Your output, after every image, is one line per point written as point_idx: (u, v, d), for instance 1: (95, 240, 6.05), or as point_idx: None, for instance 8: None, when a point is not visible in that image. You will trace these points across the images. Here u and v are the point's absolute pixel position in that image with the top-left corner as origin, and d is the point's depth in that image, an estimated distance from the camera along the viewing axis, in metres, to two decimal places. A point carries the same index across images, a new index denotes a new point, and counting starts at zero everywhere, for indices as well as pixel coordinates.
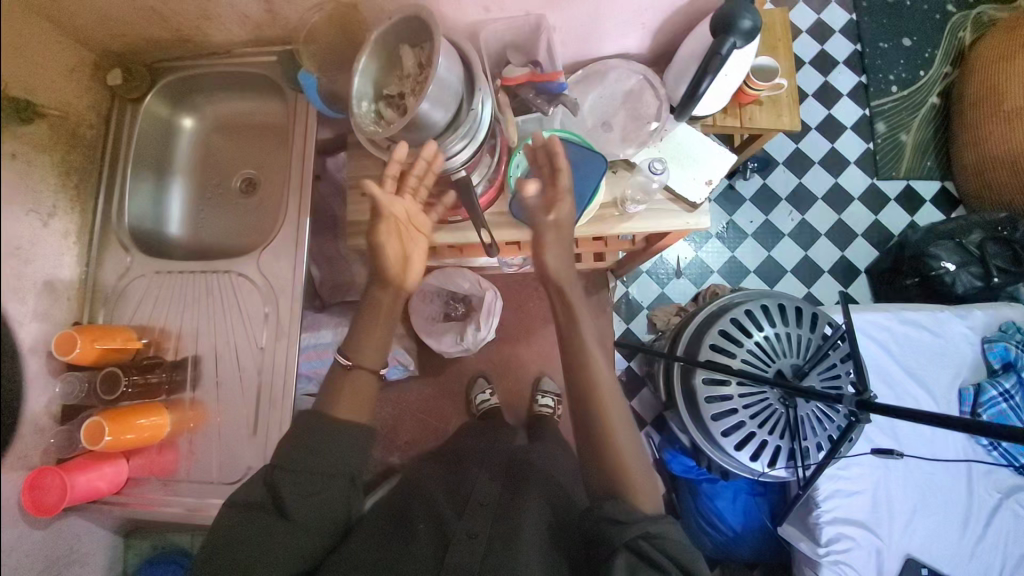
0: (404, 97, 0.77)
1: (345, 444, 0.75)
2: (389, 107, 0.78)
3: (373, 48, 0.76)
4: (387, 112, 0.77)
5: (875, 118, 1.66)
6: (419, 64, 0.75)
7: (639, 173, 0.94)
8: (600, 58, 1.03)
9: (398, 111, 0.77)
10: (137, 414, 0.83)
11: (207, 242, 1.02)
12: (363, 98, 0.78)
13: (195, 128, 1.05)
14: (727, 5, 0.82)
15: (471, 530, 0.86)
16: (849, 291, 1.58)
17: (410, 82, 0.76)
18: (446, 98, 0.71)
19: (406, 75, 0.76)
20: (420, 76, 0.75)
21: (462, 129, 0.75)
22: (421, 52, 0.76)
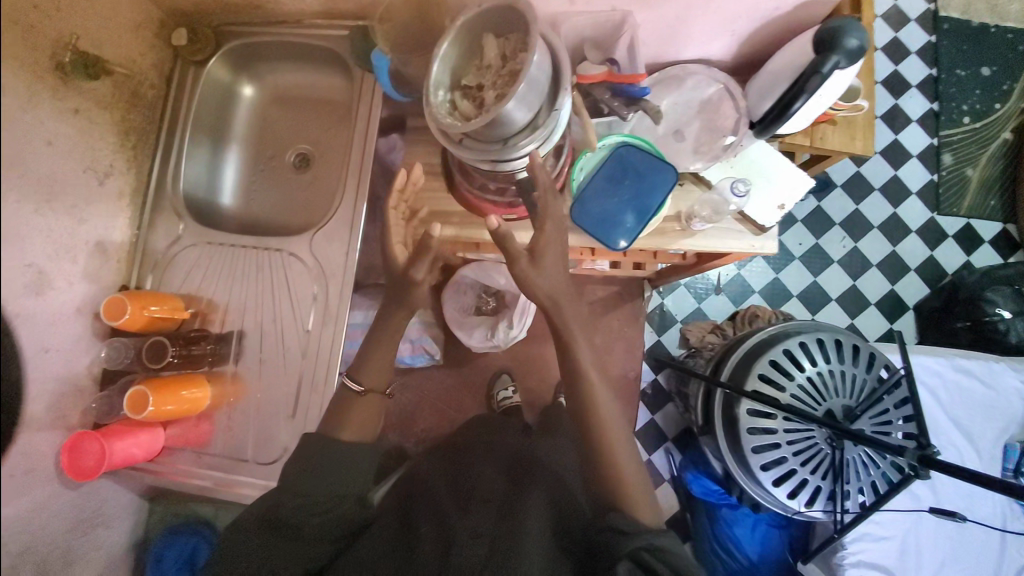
0: (482, 91, 0.73)
1: (352, 466, 0.77)
2: (465, 99, 0.74)
3: (457, 35, 0.72)
4: (462, 105, 0.73)
5: (941, 149, 1.59)
6: (503, 58, 0.72)
7: (715, 191, 0.90)
8: (679, 63, 0.98)
9: (474, 104, 0.73)
10: (182, 385, 0.82)
11: (258, 216, 1.00)
12: (440, 87, 0.74)
13: (255, 97, 1.03)
14: (834, 22, 0.77)
15: (472, 530, 0.77)
16: (894, 327, 1.53)
17: (491, 75, 0.72)
18: (531, 96, 0.67)
19: (487, 67, 0.73)
20: (503, 70, 0.72)
21: (540, 131, 0.71)
22: (506, 45, 0.72)
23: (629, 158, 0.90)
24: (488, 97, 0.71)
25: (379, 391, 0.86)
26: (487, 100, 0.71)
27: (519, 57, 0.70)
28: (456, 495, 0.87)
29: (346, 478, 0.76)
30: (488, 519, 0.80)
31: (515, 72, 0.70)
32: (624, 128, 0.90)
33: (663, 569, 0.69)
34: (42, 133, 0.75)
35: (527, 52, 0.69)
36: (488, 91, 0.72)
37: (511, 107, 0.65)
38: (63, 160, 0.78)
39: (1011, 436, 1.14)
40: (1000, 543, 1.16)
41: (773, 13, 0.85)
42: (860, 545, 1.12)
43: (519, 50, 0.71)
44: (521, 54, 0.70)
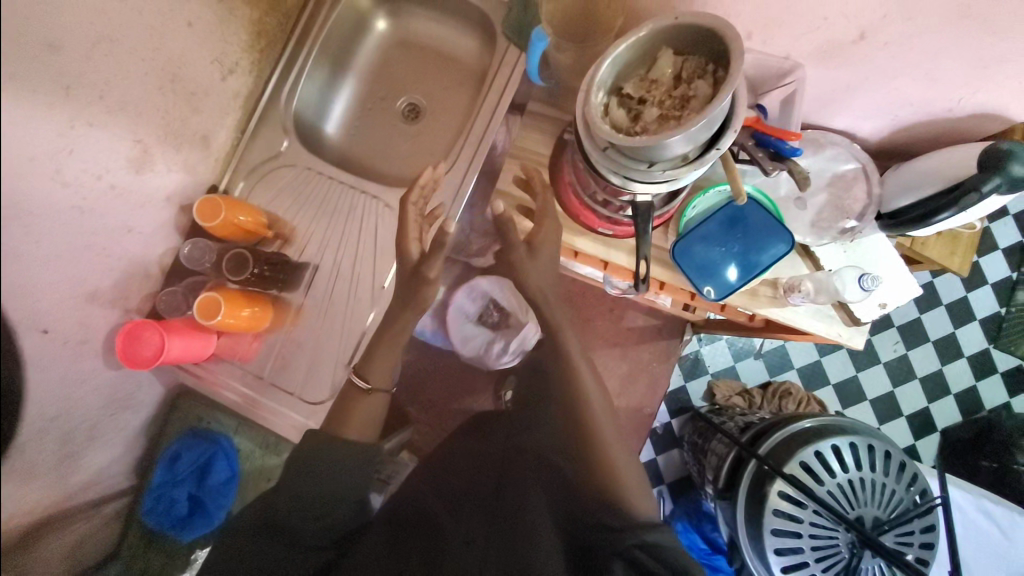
0: (640, 105, 0.70)
1: (349, 466, 0.77)
2: (619, 108, 0.70)
3: (638, 41, 0.68)
4: (616, 113, 0.70)
5: (1019, 285, 1.55)
6: (677, 80, 0.69)
7: (831, 275, 0.88)
8: (822, 128, 0.94)
9: (628, 116, 0.70)
10: (245, 302, 0.80)
11: (358, 152, 0.98)
12: (600, 87, 0.71)
13: (385, 35, 1.00)
14: (1005, 143, 0.74)
15: (466, 533, 0.80)
16: (916, 443, 1.51)
17: (657, 94, 0.69)
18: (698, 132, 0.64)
19: (654, 83, 0.70)
20: (672, 92, 0.69)
21: (680, 169, 0.67)
22: (683, 66, 0.69)
23: (746, 214, 0.87)
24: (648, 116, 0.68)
25: (384, 391, 0.83)
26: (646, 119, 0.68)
27: (696, 86, 0.66)
28: (447, 496, 0.84)
29: (343, 487, 0.75)
30: (483, 522, 0.81)
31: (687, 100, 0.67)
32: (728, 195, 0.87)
33: (657, 565, 0.68)
34: (183, 14, 0.73)
35: (707, 85, 0.66)
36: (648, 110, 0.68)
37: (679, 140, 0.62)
38: (195, 45, 0.76)
39: None
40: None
41: (945, 114, 0.81)
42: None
43: (696, 77, 0.67)
44: (699, 81, 0.67)
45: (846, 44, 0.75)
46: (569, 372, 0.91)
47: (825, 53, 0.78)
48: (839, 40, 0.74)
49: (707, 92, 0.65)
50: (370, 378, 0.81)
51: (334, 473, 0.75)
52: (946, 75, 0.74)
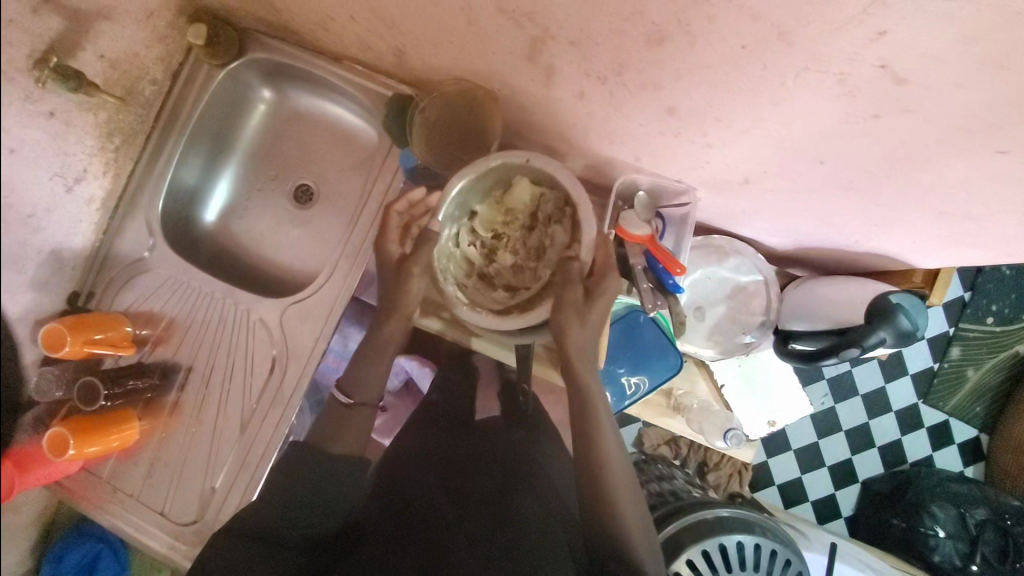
0: (495, 240, 0.77)
1: (335, 480, 0.73)
2: (476, 243, 0.77)
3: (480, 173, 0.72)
4: (471, 250, 0.77)
5: (953, 341, 1.54)
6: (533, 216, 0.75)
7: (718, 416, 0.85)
8: (728, 233, 0.90)
9: (484, 253, 0.78)
10: (106, 425, 0.77)
11: (242, 244, 0.90)
12: (449, 221, 0.74)
13: (269, 115, 0.90)
14: (890, 295, 0.71)
15: (467, 532, 0.74)
16: (836, 493, 1.53)
17: (513, 229, 0.76)
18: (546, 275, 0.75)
19: (507, 217, 0.76)
20: (529, 233, 0.76)
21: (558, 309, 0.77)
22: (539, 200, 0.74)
23: (643, 329, 0.84)
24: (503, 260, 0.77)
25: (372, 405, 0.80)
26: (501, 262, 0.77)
27: (551, 233, 0.74)
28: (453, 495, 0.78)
29: (336, 490, 0.73)
30: (487, 522, 0.75)
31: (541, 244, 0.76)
32: (658, 310, 0.82)
33: None
34: None
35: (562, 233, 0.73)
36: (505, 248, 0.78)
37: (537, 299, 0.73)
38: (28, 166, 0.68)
39: None
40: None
41: (844, 245, 0.76)
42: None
43: (552, 221, 0.74)
44: (554, 226, 0.74)
45: (732, 182, 0.70)
46: (587, 436, 0.72)
47: (713, 184, 0.73)
48: (725, 178, 0.69)
49: (563, 240, 0.73)
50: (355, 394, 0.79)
51: (327, 488, 0.72)
52: (837, 222, 0.69)
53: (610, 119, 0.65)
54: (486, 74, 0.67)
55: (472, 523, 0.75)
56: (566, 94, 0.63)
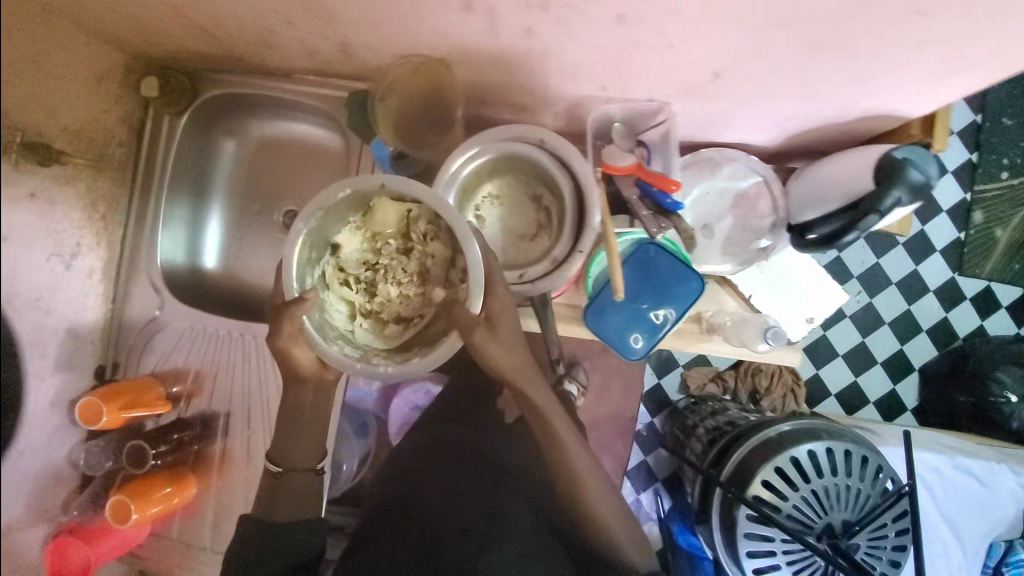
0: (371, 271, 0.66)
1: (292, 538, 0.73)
2: (346, 283, 0.66)
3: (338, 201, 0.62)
4: (348, 293, 0.66)
5: (973, 206, 1.50)
6: (402, 236, 0.65)
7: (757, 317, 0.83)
8: (716, 144, 0.89)
9: (361, 289, 0.66)
10: (159, 484, 0.78)
11: (249, 286, 0.91)
12: (312, 264, 0.64)
13: (237, 151, 0.91)
14: (896, 151, 0.69)
15: (460, 525, 0.74)
16: (896, 388, 1.48)
17: (385, 256, 0.66)
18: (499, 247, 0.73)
19: (378, 243, 0.65)
20: (406, 256, 0.65)
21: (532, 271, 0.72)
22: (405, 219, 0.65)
23: (658, 259, 0.79)
24: (383, 291, 0.66)
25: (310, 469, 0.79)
26: (382, 296, 0.66)
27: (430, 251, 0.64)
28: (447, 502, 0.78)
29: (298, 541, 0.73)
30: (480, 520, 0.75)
31: (418, 264, 0.66)
32: (663, 233, 0.82)
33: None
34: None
35: (442, 247, 0.64)
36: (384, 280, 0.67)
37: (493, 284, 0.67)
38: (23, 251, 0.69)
39: (997, 533, 1.15)
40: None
41: (835, 116, 0.73)
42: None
43: (428, 238, 0.64)
44: (430, 243, 0.65)
45: (703, 83, 0.68)
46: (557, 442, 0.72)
47: (686, 92, 0.72)
48: (695, 81, 0.68)
49: (446, 255, 0.64)
50: (283, 462, 0.76)
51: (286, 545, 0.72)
52: (819, 93, 0.67)
53: (568, 48, 0.64)
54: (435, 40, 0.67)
55: (464, 519, 0.75)
56: (517, 36, 0.62)
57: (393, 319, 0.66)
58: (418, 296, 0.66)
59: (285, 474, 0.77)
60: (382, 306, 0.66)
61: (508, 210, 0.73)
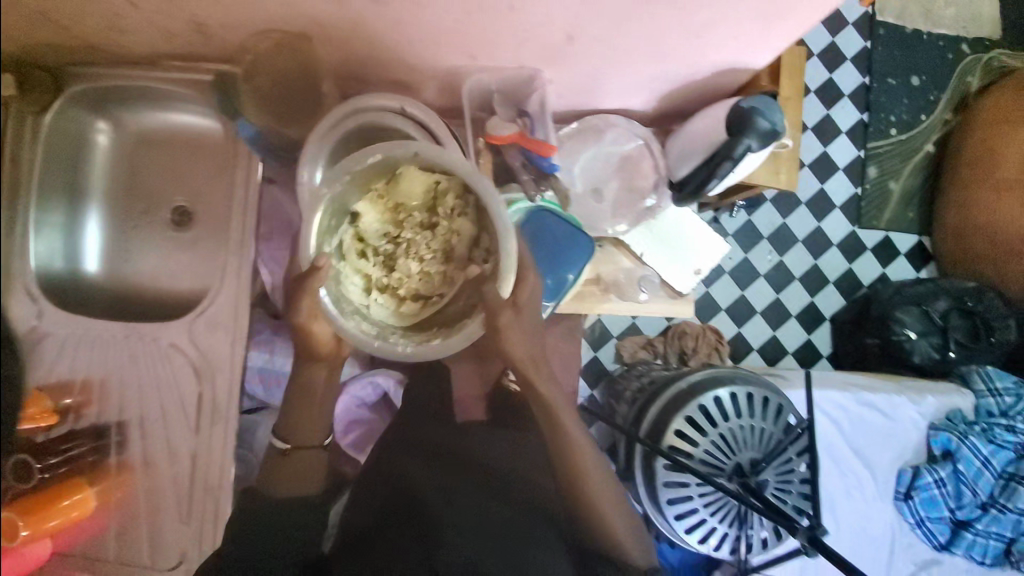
0: (393, 245, 0.67)
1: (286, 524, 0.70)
2: (367, 255, 0.66)
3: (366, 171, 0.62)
4: (369, 266, 0.66)
5: (868, 161, 1.60)
6: (428, 210, 0.67)
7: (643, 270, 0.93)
8: (598, 112, 0.92)
9: (379, 262, 0.66)
10: (58, 496, 0.64)
11: (140, 285, 0.88)
12: (330, 232, 0.63)
13: (112, 143, 0.86)
14: (745, 102, 0.74)
15: (456, 519, 0.73)
16: (811, 338, 1.58)
17: (408, 231, 0.67)
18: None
19: (400, 216, 0.66)
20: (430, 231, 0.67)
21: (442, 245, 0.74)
22: (431, 193, 0.66)
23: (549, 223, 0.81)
24: (403, 266, 0.67)
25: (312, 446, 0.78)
26: (402, 271, 0.67)
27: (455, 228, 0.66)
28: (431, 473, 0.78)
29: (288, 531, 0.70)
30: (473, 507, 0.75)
31: (441, 241, 0.67)
32: (543, 195, 0.82)
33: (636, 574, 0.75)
34: None
35: (468, 225, 0.65)
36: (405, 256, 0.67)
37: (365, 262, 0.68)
38: None
39: (904, 462, 1.23)
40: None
41: (692, 71, 0.77)
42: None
43: (454, 215, 0.66)
44: (454, 220, 0.66)
45: (561, 46, 0.71)
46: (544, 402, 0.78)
47: (549, 57, 0.74)
48: (553, 44, 0.71)
49: (470, 234, 0.66)
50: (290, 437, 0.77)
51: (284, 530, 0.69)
52: (669, 48, 0.71)
53: (423, 13, 0.65)
54: (290, 14, 0.66)
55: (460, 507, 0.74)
56: (367, 4, 0.63)
57: (410, 294, 0.66)
58: (443, 276, 0.67)
59: (293, 450, 0.77)
60: (399, 283, 0.66)
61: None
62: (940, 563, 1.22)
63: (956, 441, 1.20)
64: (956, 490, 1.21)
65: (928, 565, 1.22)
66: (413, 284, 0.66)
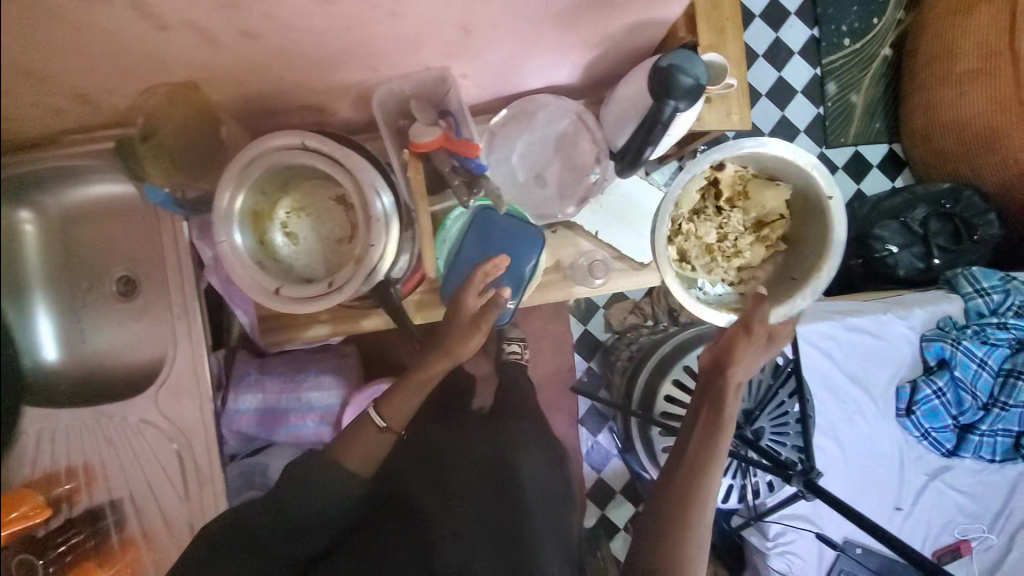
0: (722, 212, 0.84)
1: (316, 486, 0.76)
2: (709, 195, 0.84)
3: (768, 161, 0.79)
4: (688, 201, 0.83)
5: (826, 79, 1.55)
6: (758, 221, 0.84)
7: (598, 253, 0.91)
8: (526, 92, 0.88)
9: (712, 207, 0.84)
10: None
11: (96, 366, 0.68)
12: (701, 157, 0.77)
13: (37, 219, 0.52)
14: (667, 59, 0.70)
15: (455, 526, 0.74)
16: None
17: (734, 215, 0.84)
18: (319, 260, 0.69)
19: (747, 211, 0.84)
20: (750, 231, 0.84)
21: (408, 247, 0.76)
22: (771, 213, 0.83)
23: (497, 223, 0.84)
24: (704, 229, 0.84)
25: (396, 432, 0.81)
26: (700, 229, 0.84)
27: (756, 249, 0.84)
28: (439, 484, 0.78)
29: (322, 494, 0.75)
30: (474, 519, 0.76)
31: (746, 245, 0.84)
32: (475, 198, 0.81)
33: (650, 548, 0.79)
34: None
35: (763, 254, 0.84)
36: (708, 217, 0.85)
37: (310, 307, 0.61)
38: None
39: (901, 378, 1.24)
40: (919, 492, 1.23)
41: (605, 37, 0.74)
42: (788, 524, 1.19)
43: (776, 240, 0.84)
44: (765, 242, 0.84)
45: (457, 40, 0.68)
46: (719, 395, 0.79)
47: (453, 52, 0.71)
48: (449, 40, 0.68)
49: (757, 259, 0.85)
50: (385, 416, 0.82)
51: (320, 493, 0.75)
52: (568, 19, 0.67)
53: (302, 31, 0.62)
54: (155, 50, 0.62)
55: (466, 523, 0.75)
56: (250, 35, 0.60)
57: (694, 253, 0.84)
58: (747, 266, 0.85)
59: (389, 429, 0.81)
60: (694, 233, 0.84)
61: (316, 219, 0.69)
62: (951, 468, 1.25)
63: (950, 348, 1.19)
64: (956, 397, 1.20)
65: (940, 472, 1.24)
66: (696, 247, 0.84)
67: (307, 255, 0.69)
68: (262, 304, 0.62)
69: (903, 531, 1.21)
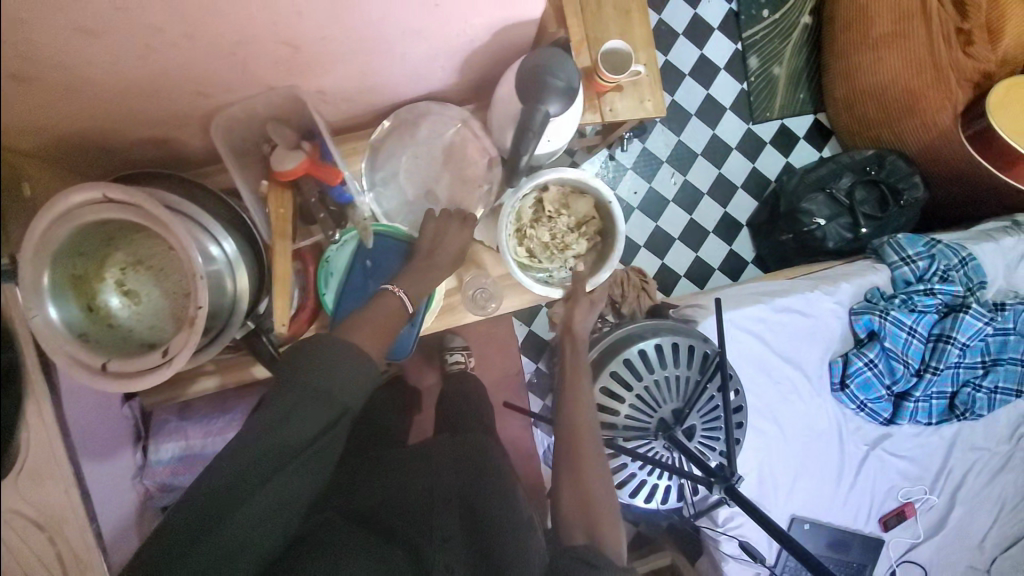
0: (548, 218, 0.83)
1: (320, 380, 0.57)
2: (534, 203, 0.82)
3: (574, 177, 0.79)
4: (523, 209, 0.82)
5: (747, 52, 1.51)
6: (579, 223, 0.83)
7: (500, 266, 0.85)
8: (406, 102, 0.81)
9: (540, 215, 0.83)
10: None
11: None
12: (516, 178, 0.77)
13: None
14: (536, 57, 0.66)
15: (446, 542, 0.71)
16: (733, 248, 1.54)
17: (561, 220, 0.83)
18: (166, 319, 0.60)
19: (569, 215, 0.83)
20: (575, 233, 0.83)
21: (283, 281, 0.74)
22: (588, 216, 0.83)
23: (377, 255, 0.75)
24: (540, 233, 0.83)
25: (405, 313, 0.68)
26: (539, 232, 0.83)
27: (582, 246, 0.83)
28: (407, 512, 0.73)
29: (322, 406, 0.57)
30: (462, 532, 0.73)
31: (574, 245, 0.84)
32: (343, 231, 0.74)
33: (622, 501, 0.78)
34: None
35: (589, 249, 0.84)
36: (543, 218, 0.83)
37: (149, 382, 0.55)
38: None
39: (833, 353, 1.23)
40: (861, 462, 1.24)
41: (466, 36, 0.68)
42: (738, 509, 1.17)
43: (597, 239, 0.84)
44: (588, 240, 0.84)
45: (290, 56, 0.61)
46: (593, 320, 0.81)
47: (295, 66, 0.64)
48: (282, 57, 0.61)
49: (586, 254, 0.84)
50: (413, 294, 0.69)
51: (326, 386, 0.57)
52: None
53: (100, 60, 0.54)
54: None
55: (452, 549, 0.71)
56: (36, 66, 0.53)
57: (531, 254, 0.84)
58: (580, 259, 0.84)
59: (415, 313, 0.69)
60: (531, 235, 0.83)
61: (158, 273, 0.61)
62: (891, 435, 1.25)
63: (878, 319, 1.19)
64: (889, 367, 1.21)
65: (880, 440, 1.25)
66: (534, 248, 0.84)
67: (151, 315, 0.60)
68: (94, 384, 0.54)
69: (848, 503, 1.22)
